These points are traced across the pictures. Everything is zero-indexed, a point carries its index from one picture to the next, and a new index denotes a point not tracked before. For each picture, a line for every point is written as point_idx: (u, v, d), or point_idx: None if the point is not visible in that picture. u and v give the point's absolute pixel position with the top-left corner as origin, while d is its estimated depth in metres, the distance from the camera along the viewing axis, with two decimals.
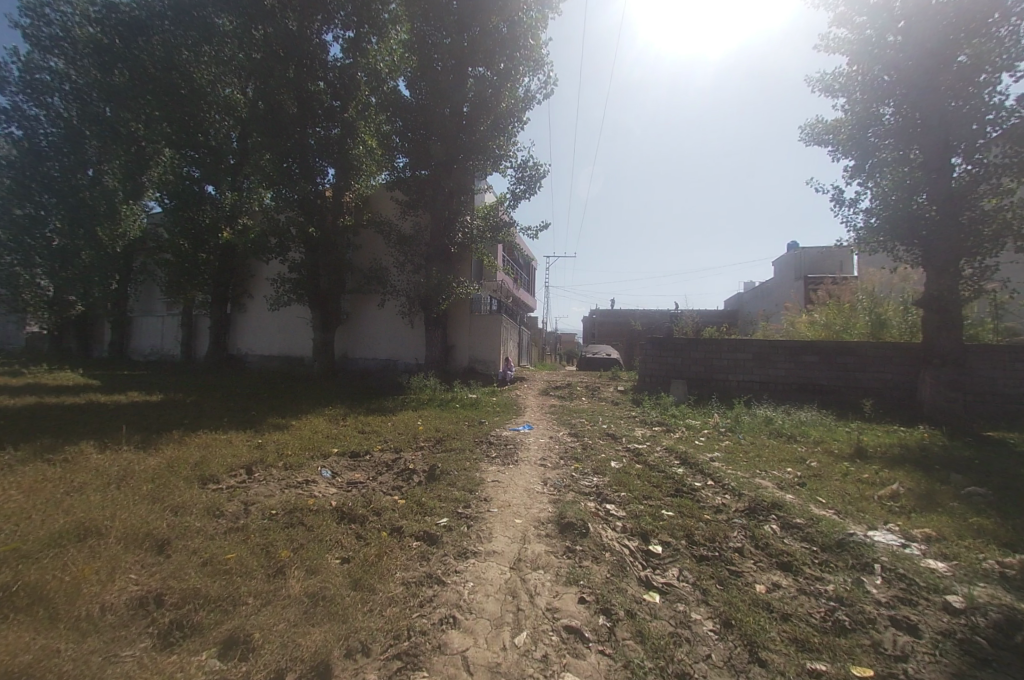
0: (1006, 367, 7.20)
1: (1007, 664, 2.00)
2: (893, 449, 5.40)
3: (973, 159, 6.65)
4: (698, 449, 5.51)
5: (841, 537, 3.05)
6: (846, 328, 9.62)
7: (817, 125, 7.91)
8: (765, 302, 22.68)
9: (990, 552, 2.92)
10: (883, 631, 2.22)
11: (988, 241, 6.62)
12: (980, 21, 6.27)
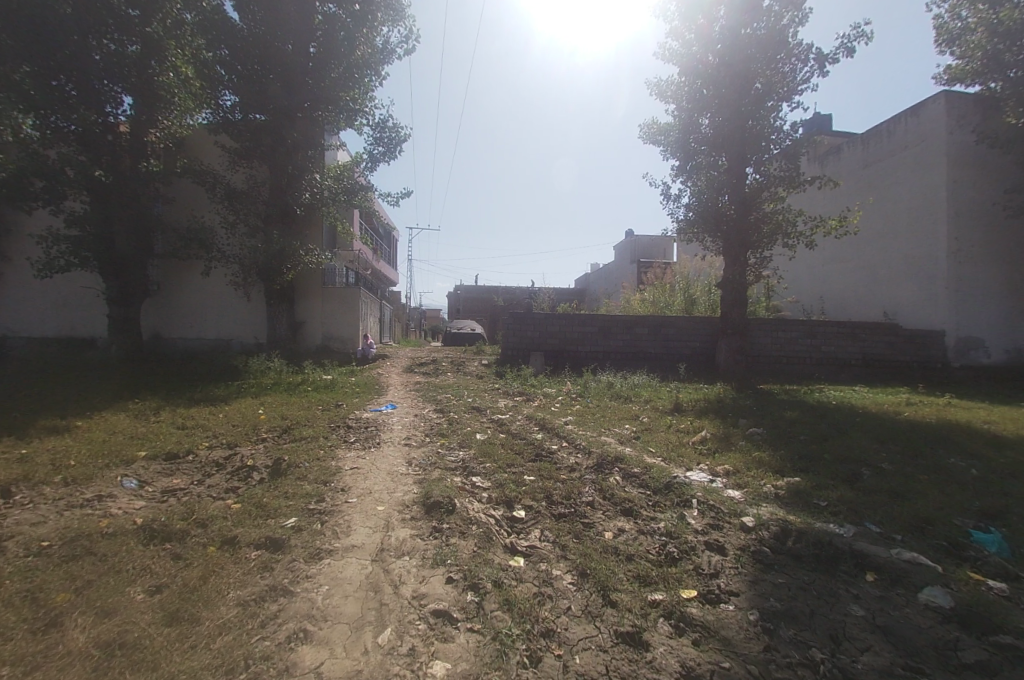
0: (774, 335, 9.11)
1: (784, 566, 2.29)
2: (702, 402, 6.43)
3: (759, 170, 8.10)
4: (553, 415, 5.87)
5: (668, 480, 3.46)
6: (668, 304, 11.21)
7: (652, 126, 8.83)
8: (607, 281, 25.24)
9: (767, 477, 3.47)
10: (701, 555, 2.47)
11: (766, 235, 8.13)
12: (770, 56, 7.59)
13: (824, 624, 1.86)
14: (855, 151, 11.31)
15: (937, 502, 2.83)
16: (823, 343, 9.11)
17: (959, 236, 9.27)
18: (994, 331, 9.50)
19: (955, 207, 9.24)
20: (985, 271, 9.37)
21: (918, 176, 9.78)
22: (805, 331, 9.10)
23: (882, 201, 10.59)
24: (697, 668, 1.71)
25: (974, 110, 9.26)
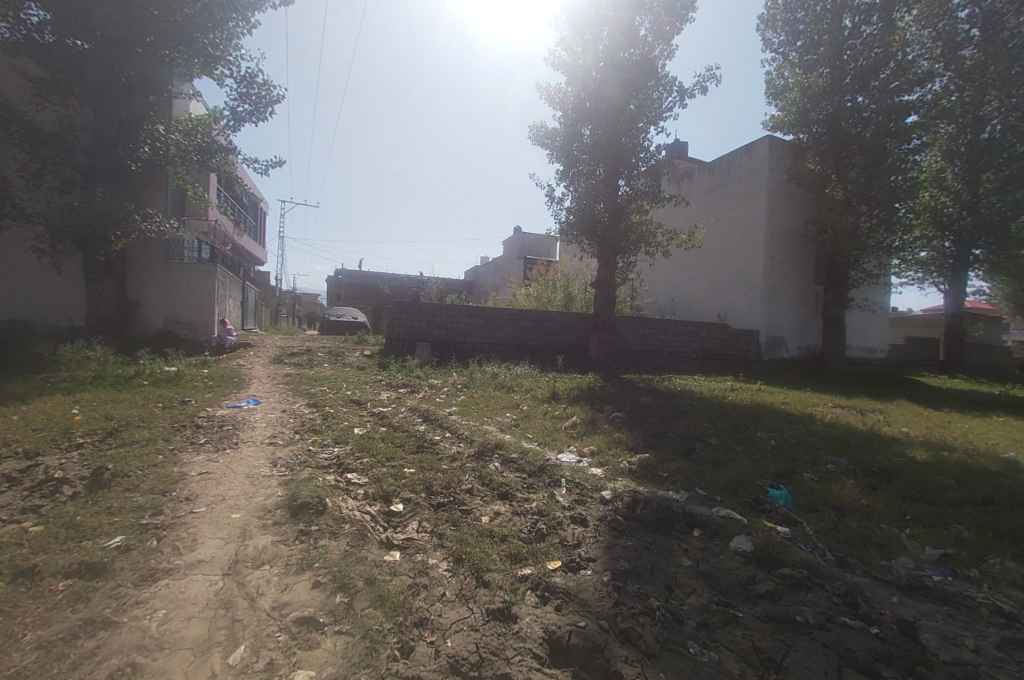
0: (636, 331, 10.18)
1: (634, 531, 2.60)
2: (576, 391, 6.94)
3: (630, 183, 8.92)
4: (438, 405, 5.83)
5: (542, 463, 3.68)
6: (549, 299, 11.84)
7: (540, 128, 9.20)
8: (495, 274, 25.70)
9: (625, 454, 3.90)
10: (567, 529, 2.68)
11: (633, 242, 9.02)
12: (642, 83, 8.36)
13: (662, 576, 2.16)
14: (704, 176, 13.09)
15: (747, 467, 3.46)
16: (674, 340, 10.47)
17: (773, 255, 11.40)
18: (793, 332, 11.92)
19: (772, 231, 11.29)
20: (788, 284, 11.68)
21: (747, 203, 11.72)
22: (659, 328, 10.34)
23: (721, 221, 12.47)
24: (558, 630, 1.85)
25: (787, 154, 11.38)
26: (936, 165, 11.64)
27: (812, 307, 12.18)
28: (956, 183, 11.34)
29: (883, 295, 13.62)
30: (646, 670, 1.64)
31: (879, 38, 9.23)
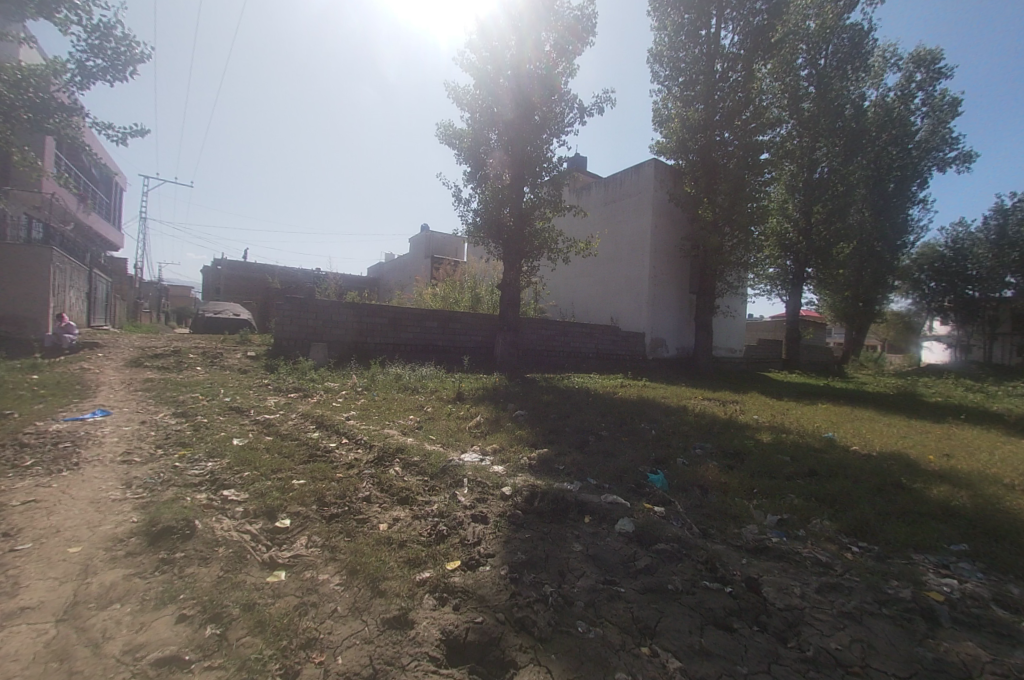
0: (540, 332, 10.53)
1: (531, 523, 2.67)
2: (480, 391, 6.96)
3: (535, 190, 9.21)
4: (334, 410, 5.47)
5: (443, 464, 3.62)
6: (455, 300, 11.76)
7: (448, 126, 9.14)
8: (400, 273, 24.89)
9: (525, 451, 4.00)
10: (467, 528, 2.67)
11: (536, 247, 9.34)
12: (546, 96, 8.67)
13: (555, 564, 2.25)
14: (600, 189, 13.99)
15: (632, 456, 3.76)
16: (574, 341, 11.04)
17: (657, 266, 12.61)
18: (672, 333, 13.33)
19: (656, 244, 12.47)
20: (669, 291, 13.01)
21: (636, 217, 12.77)
22: (560, 329, 10.80)
23: (614, 232, 13.45)
24: (455, 630, 1.84)
25: (669, 176, 12.64)
26: (781, 195, 13.74)
27: (688, 312, 13.73)
28: (795, 212, 13.54)
29: (740, 303, 15.80)
30: (538, 656, 1.70)
31: (742, 83, 10.66)
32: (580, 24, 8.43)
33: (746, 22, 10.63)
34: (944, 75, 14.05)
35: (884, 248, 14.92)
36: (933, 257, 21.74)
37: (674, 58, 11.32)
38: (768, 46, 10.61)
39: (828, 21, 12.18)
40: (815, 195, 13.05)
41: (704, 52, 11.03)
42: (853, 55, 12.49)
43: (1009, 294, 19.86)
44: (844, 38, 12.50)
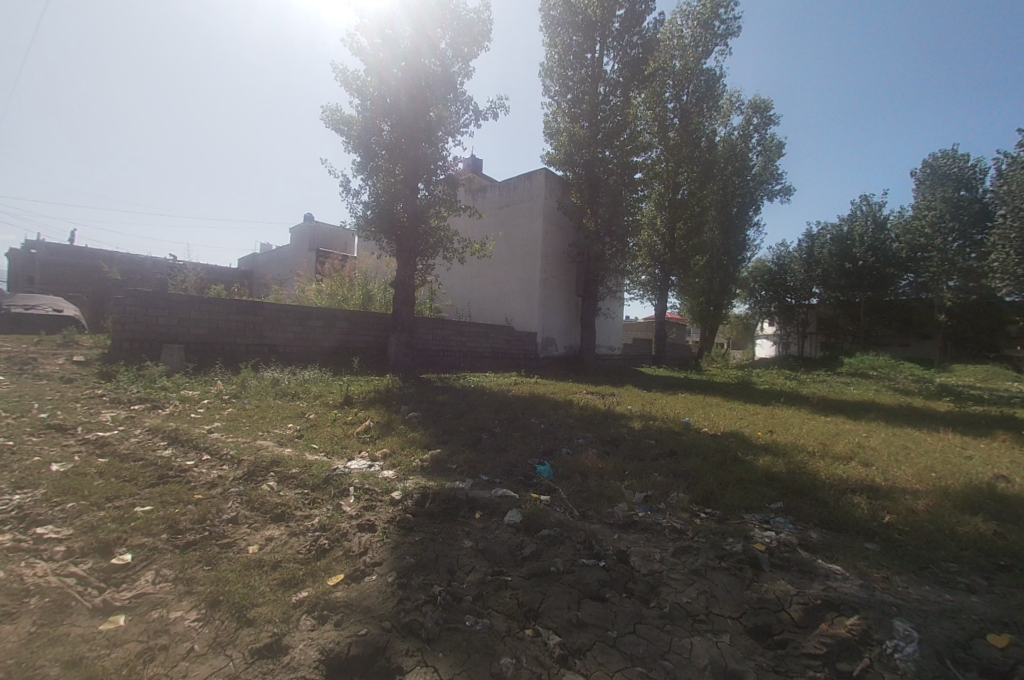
0: (435, 332, 10.35)
1: (420, 525, 2.62)
2: (370, 394, 6.61)
3: (430, 187, 9.07)
4: (193, 423, 4.77)
5: (326, 474, 3.37)
6: (344, 298, 11.03)
7: (335, 111, 8.60)
8: (278, 266, 22.67)
9: (417, 453, 3.90)
10: (352, 537, 2.53)
11: (431, 245, 9.21)
12: (442, 94, 8.56)
13: (443, 563, 2.24)
14: (495, 193, 14.27)
15: (521, 450, 3.89)
16: (469, 341, 11.09)
17: (547, 269, 13.26)
18: (560, 333, 14.11)
19: (546, 248, 13.10)
20: (558, 294, 13.75)
21: (528, 221, 13.28)
22: (455, 329, 10.76)
23: (508, 235, 13.81)
24: (335, 647, 1.74)
25: (557, 186, 13.36)
26: (651, 211, 15.32)
27: (574, 313, 14.67)
28: (663, 226, 15.20)
29: (618, 305, 17.36)
30: (425, 657, 1.69)
31: (620, 108, 11.69)
32: (478, 27, 8.48)
33: (624, 53, 11.65)
34: (772, 122, 16.80)
35: (730, 262, 17.47)
36: (765, 271, 26.07)
37: (563, 76, 12.00)
38: (641, 78, 11.81)
39: (689, 62, 13.84)
40: (678, 213, 14.83)
41: (589, 74, 11.85)
42: (708, 96, 14.06)
43: (814, 302, 24.64)
44: (701, 79, 14.07)
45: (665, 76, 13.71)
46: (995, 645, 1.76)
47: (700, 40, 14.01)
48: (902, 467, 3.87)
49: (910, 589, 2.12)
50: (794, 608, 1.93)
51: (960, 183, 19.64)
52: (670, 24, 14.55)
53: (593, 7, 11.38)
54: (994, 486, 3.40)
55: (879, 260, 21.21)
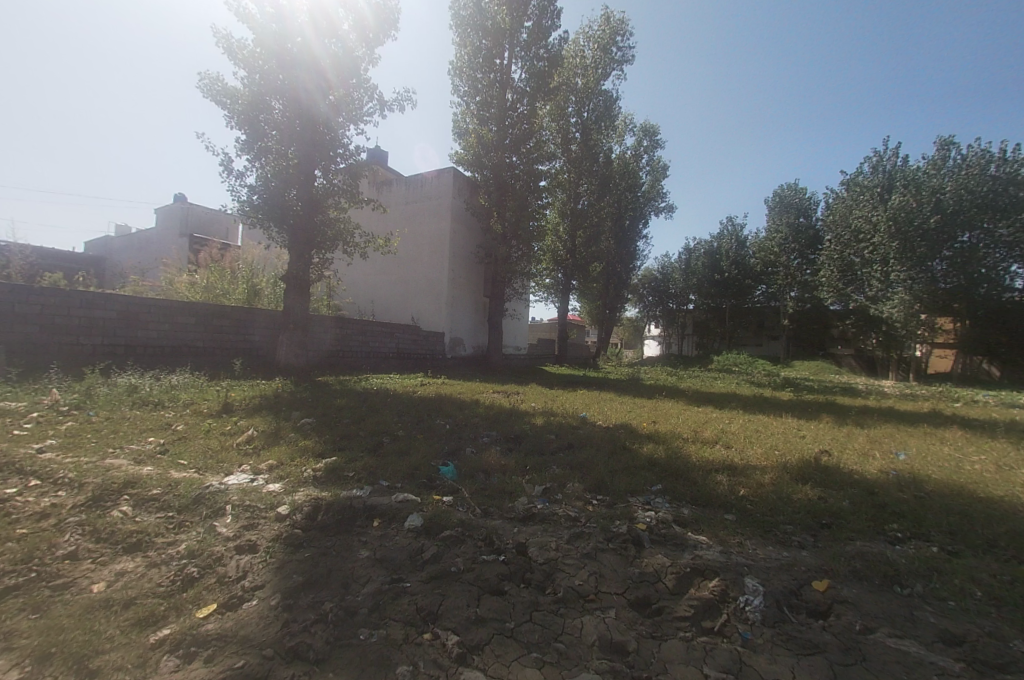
0: (333, 331, 9.70)
1: (311, 539, 2.44)
2: (255, 400, 5.99)
3: (328, 176, 8.49)
4: (16, 442, 3.90)
5: (197, 493, 2.98)
6: (225, 291, 9.86)
7: (215, 81, 7.69)
8: (140, 253, 19.59)
9: (308, 462, 3.62)
10: (229, 562, 2.27)
11: (328, 239, 8.62)
12: (344, 79, 8.07)
13: (337, 577, 2.11)
14: (401, 188, 13.84)
15: (424, 452, 3.82)
16: (371, 341, 10.58)
17: (454, 268, 13.16)
18: (467, 333, 14.09)
19: (454, 248, 13.03)
20: (465, 294, 13.73)
21: (436, 220, 13.09)
22: (357, 328, 10.23)
23: (414, 232, 13.48)
24: None
25: (465, 186, 13.35)
26: (555, 218, 16.00)
27: (481, 313, 14.80)
28: (565, 233, 15.97)
29: (523, 307, 18.06)
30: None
31: (527, 117, 12.03)
32: (385, 13, 8.09)
33: (531, 63, 11.97)
34: (659, 146, 18.49)
35: (623, 269, 18.91)
36: (652, 278, 28.66)
37: (472, 77, 12.02)
38: (547, 90, 12.16)
39: (590, 81, 14.67)
40: (579, 221, 15.67)
41: (497, 80, 12.01)
42: (606, 115, 14.93)
43: (691, 307, 27.75)
44: (600, 99, 14.87)
45: (568, 92, 14.34)
46: (817, 589, 2.12)
47: (599, 62, 14.91)
48: (755, 447, 4.52)
49: (759, 551, 2.47)
50: (668, 578, 2.15)
51: (797, 212, 22.39)
52: (573, 43, 15.31)
53: (502, 15, 11.58)
54: (821, 460, 4.11)
55: (739, 273, 25.03)
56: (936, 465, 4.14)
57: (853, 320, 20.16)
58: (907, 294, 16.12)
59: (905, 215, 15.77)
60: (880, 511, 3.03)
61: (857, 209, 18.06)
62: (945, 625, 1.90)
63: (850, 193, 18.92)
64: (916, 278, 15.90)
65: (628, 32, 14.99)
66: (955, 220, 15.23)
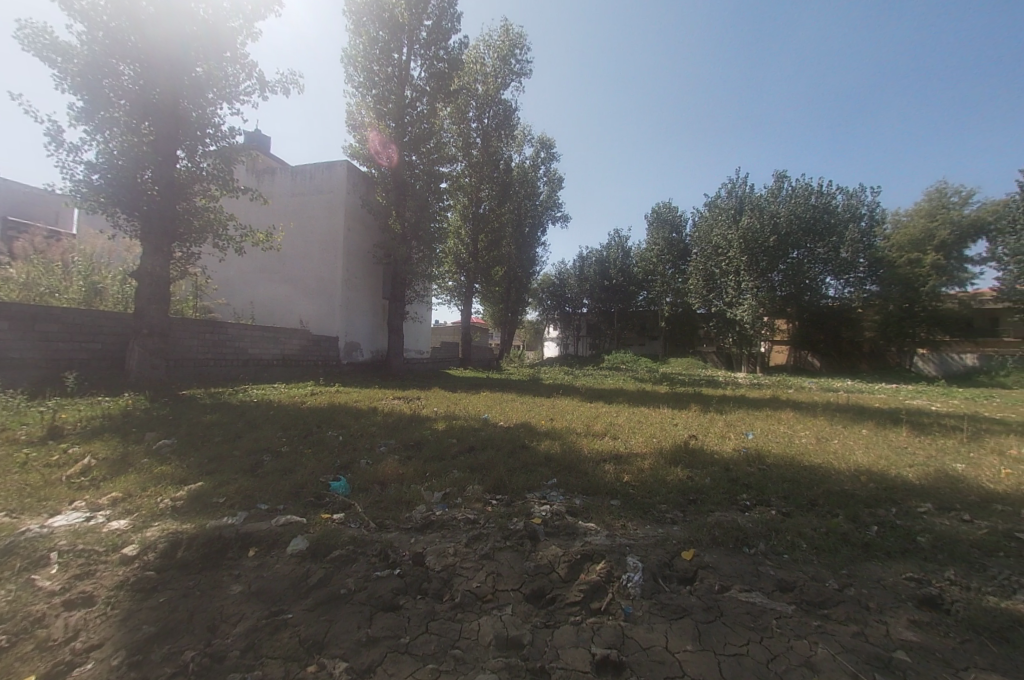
0: (201, 336, 8.53)
1: (169, 581, 2.11)
2: (95, 422, 5.02)
3: (194, 159, 7.46)
4: None
5: (6, 544, 2.40)
6: (52, 290, 8.13)
7: (39, 32, 6.35)
8: None
9: (166, 491, 3.13)
10: (53, 622, 1.87)
11: (195, 231, 7.60)
12: (216, 50, 7.16)
13: (202, 619, 1.86)
14: (285, 179, 12.68)
15: (312, 468, 3.54)
16: (249, 346, 9.53)
17: (349, 267, 12.42)
18: (363, 336, 13.39)
19: (348, 247, 12.31)
20: (360, 295, 13.05)
21: (327, 216, 12.23)
22: (232, 333, 9.17)
23: (302, 228, 12.46)
24: None
25: (359, 181, 12.68)
26: (456, 220, 15.92)
27: (379, 316, 14.23)
28: (466, 237, 16.04)
29: (426, 309, 17.86)
30: None
31: (427, 116, 11.77)
32: None
33: (430, 63, 11.78)
34: (555, 159, 19.40)
35: (522, 273, 19.53)
36: (549, 283, 29.98)
37: (368, 69, 11.49)
38: (447, 92, 12.13)
39: (490, 89, 14.85)
40: (480, 226, 15.83)
41: (395, 75, 11.64)
42: (506, 123, 15.21)
43: (584, 310, 29.70)
44: (500, 107, 15.10)
45: (468, 97, 14.39)
46: (685, 558, 2.40)
47: (499, 72, 15.16)
48: (637, 436, 4.97)
49: (639, 531, 2.72)
50: (561, 567, 2.26)
51: (671, 228, 24.92)
52: (474, 49, 15.39)
53: (400, 9, 11.24)
54: (690, 444, 4.65)
55: (625, 279, 27.59)
56: (774, 441, 4.95)
57: (714, 324, 23.04)
58: (754, 302, 18.89)
59: (752, 236, 18.54)
60: (733, 484, 3.52)
61: (715, 227, 20.63)
62: (781, 575, 2.26)
63: (711, 212, 21.50)
64: (760, 286, 18.80)
65: (526, 46, 15.48)
66: (787, 240, 18.34)
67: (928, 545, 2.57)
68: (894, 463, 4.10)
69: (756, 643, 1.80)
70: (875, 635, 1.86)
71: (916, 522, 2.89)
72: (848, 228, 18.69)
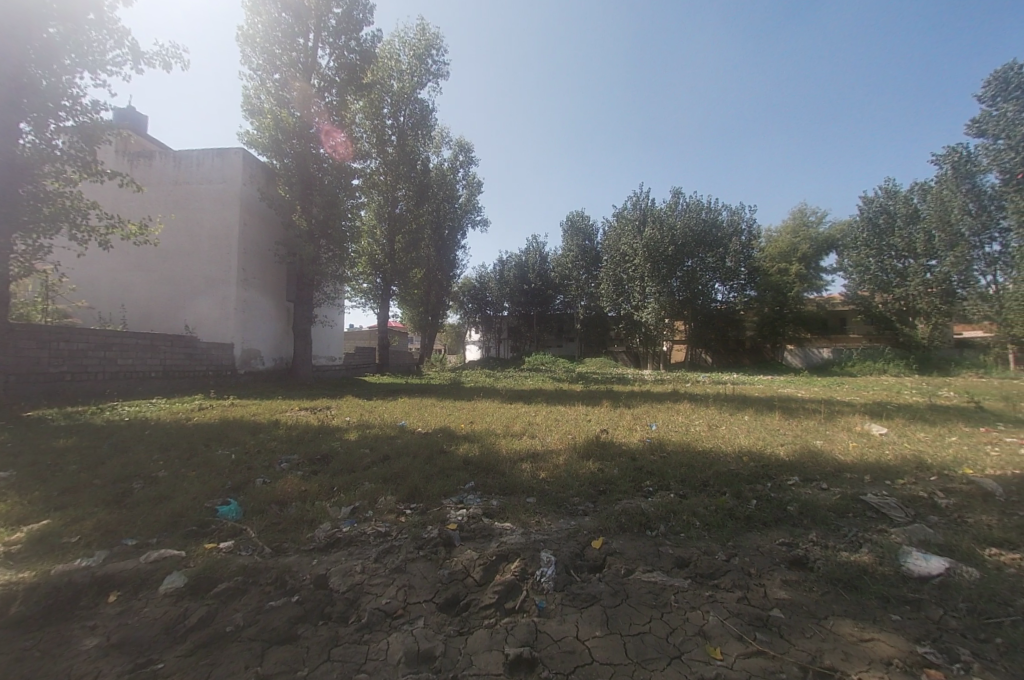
0: (52, 345, 7.23)
1: None
2: None
3: (44, 135, 6.26)
4: None
5: None
6: None
7: None
8: None
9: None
10: None
11: (47, 221, 6.41)
12: (76, 9, 6.15)
13: None
14: (164, 164, 11.23)
15: (197, 493, 3.15)
16: (119, 356, 8.28)
17: (245, 266, 11.33)
18: (264, 342, 12.29)
19: (245, 244, 11.24)
20: (259, 298, 11.97)
21: (218, 208, 11.06)
22: (96, 342, 7.89)
23: (186, 221, 11.12)
24: None
25: (257, 172, 11.64)
26: (371, 220, 15.32)
27: (283, 320, 13.19)
28: (382, 238, 15.49)
29: (337, 313, 16.93)
30: None
31: (336, 108, 11.11)
32: None
33: (341, 53, 11.19)
34: (473, 162, 19.41)
35: (442, 276, 19.35)
36: (470, 286, 29.98)
37: (269, 52, 10.64)
38: (360, 85, 11.52)
39: (406, 87, 14.44)
40: (397, 227, 15.37)
41: (301, 61, 10.89)
42: (422, 124, 14.89)
43: (505, 313, 29.99)
44: (416, 107, 14.74)
45: (382, 93, 13.87)
46: (595, 547, 2.50)
47: (415, 70, 14.81)
48: (553, 433, 5.13)
49: (551, 525, 2.79)
50: (475, 571, 2.24)
51: (583, 235, 26.14)
52: (388, 45, 14.89)
53: None
54: (601, 438, 4.90)
55: (542, 283, 28.43)
56: (674, 430, 5.39)
57: (624, 325, 24.57)
58: (657, 305, 20.51)
59: (654, 244, 20.08)
60: (639, 473, 3.76)
61: (623, 236, 21.91)
62: (678, 553, 2.45)
63: (618, 222, 22.81)
64: (662, 291, 20.38)
65: (443, 47, 15.31)
66: (682, 250, 20.10)
67: (795, 512, 2.95)
68: (770, 443, 4.68)
69: (657, 619, 1.92)
70: (755, 597, 2.08)
71: (786, 493, 3.30)
72: (731, 241, 20.95)
